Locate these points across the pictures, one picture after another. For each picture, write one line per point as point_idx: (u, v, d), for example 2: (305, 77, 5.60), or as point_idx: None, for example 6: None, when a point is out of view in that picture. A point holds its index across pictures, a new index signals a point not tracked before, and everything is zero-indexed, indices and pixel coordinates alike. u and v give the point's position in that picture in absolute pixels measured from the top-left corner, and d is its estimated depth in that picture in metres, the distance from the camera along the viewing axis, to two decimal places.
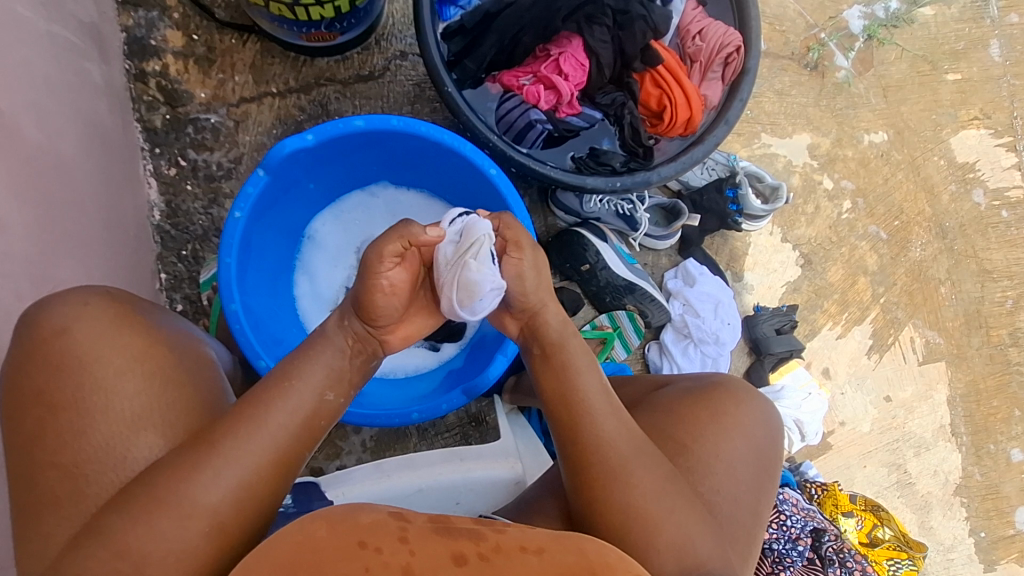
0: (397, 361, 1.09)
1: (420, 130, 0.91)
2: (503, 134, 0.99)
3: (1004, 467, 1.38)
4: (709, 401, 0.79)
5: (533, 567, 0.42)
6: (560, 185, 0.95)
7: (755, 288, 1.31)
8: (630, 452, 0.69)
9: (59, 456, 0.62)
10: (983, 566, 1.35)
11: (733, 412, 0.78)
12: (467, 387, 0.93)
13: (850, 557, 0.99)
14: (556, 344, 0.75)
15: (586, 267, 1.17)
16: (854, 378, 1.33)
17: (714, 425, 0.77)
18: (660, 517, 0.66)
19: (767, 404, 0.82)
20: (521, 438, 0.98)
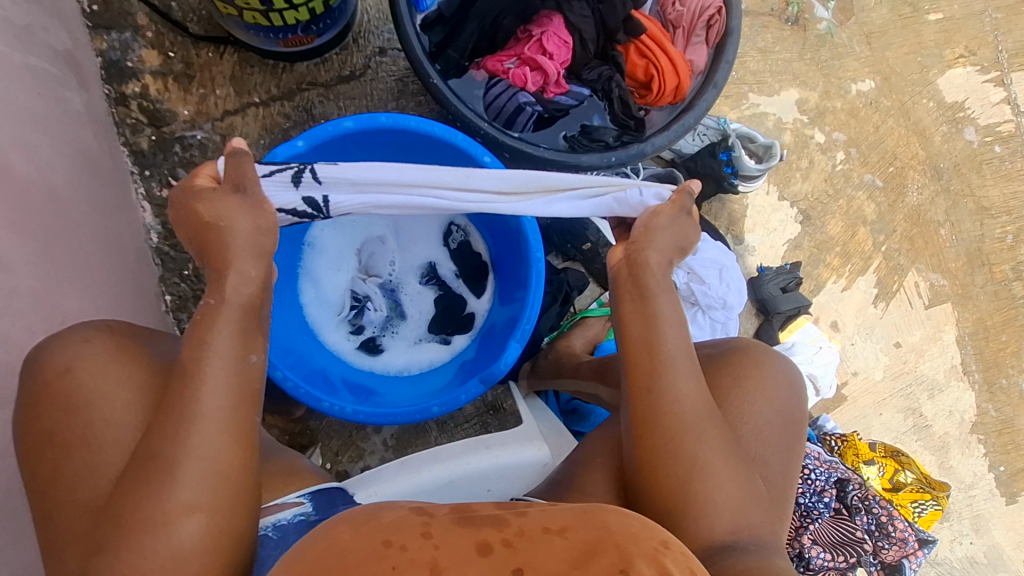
0: (410, 357, 1.09)
1: (406, 124, 0.91)
2: (493, 120, 0.99)
3: (1018, 401, 1.39)
4: (731, 365, 0.79)
5: (559, 547, 0.43)
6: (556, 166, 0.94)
7: (757, 249, 1.31)
8: (703, 411, 0.69)
9: (78, 493, 0.63)
10: (1005, 499, 1.37)
11: (756, 374, 0.79)
12: (482, 375, 0.93)
13: (875, 503, 0.99)
14: (642, 290, 0.73)
15: (589, 246, 1.16)
16: (863, 328, 1.34)
17: (738, 388, 0.78)
18: (719, 487, 0.67)
19: (786, 362, 0.83)
20: (543, 420, 0.98)
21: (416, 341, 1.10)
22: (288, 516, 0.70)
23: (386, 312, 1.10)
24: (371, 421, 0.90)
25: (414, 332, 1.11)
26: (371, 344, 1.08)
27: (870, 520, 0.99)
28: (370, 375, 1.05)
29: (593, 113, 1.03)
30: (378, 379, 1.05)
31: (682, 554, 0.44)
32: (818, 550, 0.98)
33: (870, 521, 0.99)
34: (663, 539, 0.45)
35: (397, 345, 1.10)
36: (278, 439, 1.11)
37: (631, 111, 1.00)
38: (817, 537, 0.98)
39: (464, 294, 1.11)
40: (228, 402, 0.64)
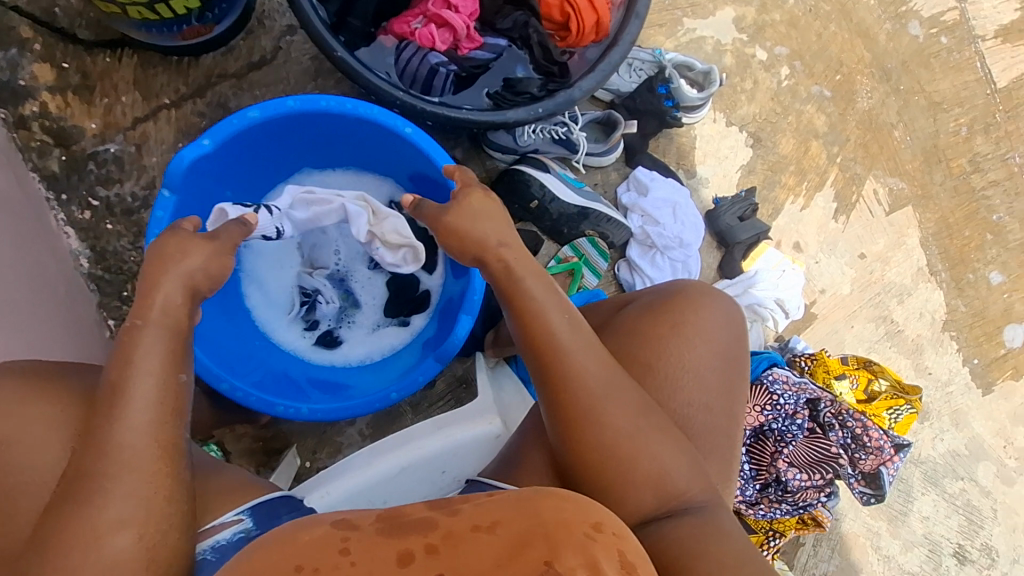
0: (371, 345, 1.07)
1: (310, 108, 0.85)
2: (409, 88, 0.93)
3: (986, 293, 1.40)
4: (668, 313, 0.78)
5: (487, 544, 0.42)
6: (482, 126, 0.89)
7: (710, 181, 1.27)
8: (602, 388, 0.68)
9: (12, 541, 0.61)
10: (981, 390, 1.39)
11: (693, 319, 0.77)
12: (437, 354, 0.90)
13: (849, 416, 1.01)
14: (515, 282, 0.73)
15: (535, 204, 1.12)
16: (826, 245, 1.33)
17: (676, 336, 0.76)
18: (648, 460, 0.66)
19: (724, 298, 0.81)
20: (499, 392, 0.97)
21: (374, 328, 1.08)
22: (227, 536, 0.65)
23: (338, 303, 1.07)
24: (331, 419, 0.87)
25: (370, 319, 1.08)
26: (328, 339, 1.05)
27: (847, 434, 1.02)
28: (332, 371, 1.03)
29: (516, 64, 0.98)
30: (339, 373, 1.03)
31: (614, 536, 0.44)
32: (795, 472, 0.98)
33: (846, 436, 1.01)
34: (596, 522, 0.43)
35: (356, 334, 1.07)
36: (252, 446, 1.12)
37: (554, 56, 0.96)
38: (793, 459, 0.99)
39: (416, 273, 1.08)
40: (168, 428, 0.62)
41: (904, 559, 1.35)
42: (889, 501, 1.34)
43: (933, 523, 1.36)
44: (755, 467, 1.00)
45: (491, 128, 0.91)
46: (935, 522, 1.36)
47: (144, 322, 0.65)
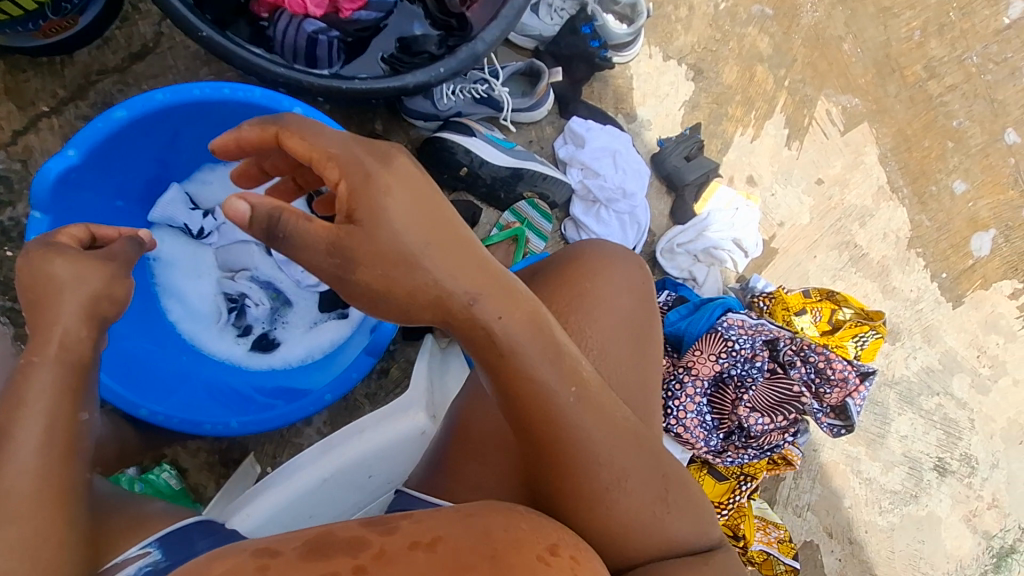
0: (310, 343, 1.01)
1: (182, 99, 0.78)
2: (293, 62, 0.85)
3: (951, 203, 1.35)
4: (566, 285, 0.71)
5: (425, 560, 0.51)
6: (379, 95, 0.81)
7: (652, 122, 1.20)
8: (612, 461, 0.60)
9: None
10: (952, 304, 1.36)
11: (592, 287, 0.71)
12: (368, 346, 0.85)
13: (811, 351, 0.98)
14: (499, 353, 0.58)
15: (465, 171, 1.04)
16: (780, 175, 1.27)
17: (578, 310, 0.70)
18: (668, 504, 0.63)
19: (618, 252, 0.75)
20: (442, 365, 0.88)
21: (311, 325, 1.02)
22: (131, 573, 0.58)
23: (269, 304, 1.01)
24: (263, 431, 0.81)
25: (306, 316, 1.02)
26: (263, 343, 1.00)
27: (810, 370, 0.99)
28: (271, 375, 0.98)
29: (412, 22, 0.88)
30: (279, 377, 0.97)
31: (566, 557, 0.53)
32: (757, 416, 0.95)
33: (809, 371, 0.98)
34: (546, 545, 0.54)
35: (294, 334, 1.02)
36: (209, 459, 1.08)
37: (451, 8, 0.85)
38: (755, 404, 0.95)
39: None
40: (69, 465, 0.55)
41: (886, 481, 1.34)
42: (866, 426, 1.33)
43: (912, 442, 1.35)
44: (717, 416, 0.97)
45: (390, 96, 0.83)
46: (913, 440, 1.35)
47: (28, 353, 0.57)
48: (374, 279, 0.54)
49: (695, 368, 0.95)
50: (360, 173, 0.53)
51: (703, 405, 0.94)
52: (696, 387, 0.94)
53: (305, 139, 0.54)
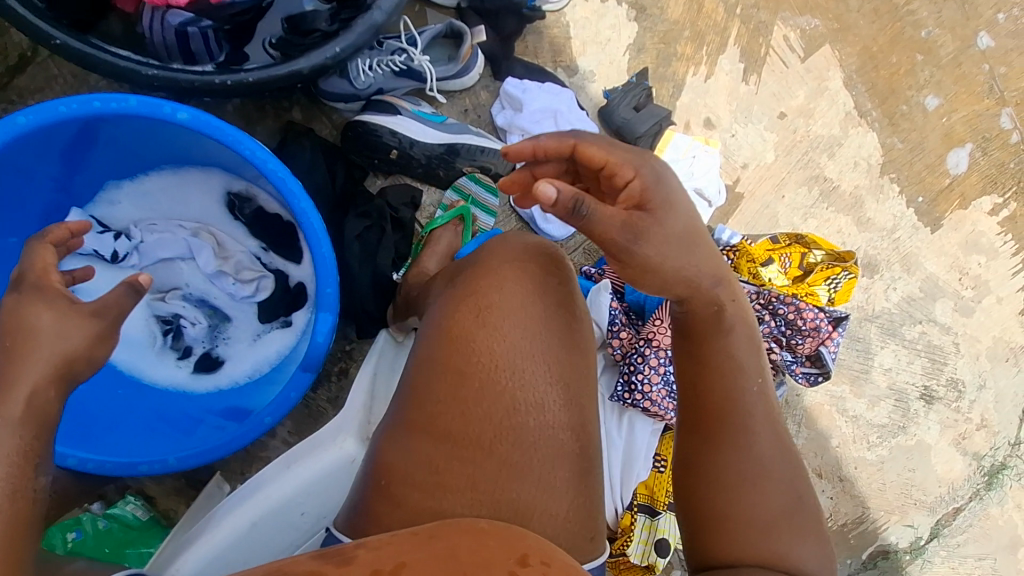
0: (257, 357, 0.95)
1: (39, 123, 0.68)
2: (168, 62, 0.74)
3: (924, 121, 1.27)
4: (471, 299, 0.63)
5: None
6: (273, 85, 0.72)
7: (595, 73, 1.10)
8: (770, 461, 0.64)
9: None
10: (930, 228, 1.30)
11: (500, 300, 0.63)
12: (302, 362, 0.78)
13: (779, 303, 0.96)
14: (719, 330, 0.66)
15: (395, 154, 0.96)
16: (740, 113, 1.18)
17: (486, 329, 0.61)
18: (801, 527, 0.62)
19: (524, 257, 0.66)
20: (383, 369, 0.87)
21: (256, 337, 0.96)
22: None
23: (207, 321, 0.95)
24: (206, 462, 0.77)
25: (248, 330, 0.96)
26: (207, 363, 0.95)
27: (780, 322, 0.98)
28: (219, 397, 0.93)
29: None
30: (229, 396, 0.92)
31: (539, 566, 0.48)
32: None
33: (779, 324, 0.97)
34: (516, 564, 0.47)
35: (239, 350, 0.96)
36: (175, 485, 1.03)
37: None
38: None
39: (282, 264, 0.95)
40: None
41: (872, 416, 1.32)
42: (849, 363, 1.30)
43: (897, 374, 1.32)
44: None
45: (286, 84, 0.74)
46: (898, 372, 1.32)
47: None
48: (652, 255, 0.59)
49: (657, 339, 0.88)
50: (668, 177, 0.59)
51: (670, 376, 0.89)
52: (660, 358, 0.89)
53: (604, 146, 0.59)
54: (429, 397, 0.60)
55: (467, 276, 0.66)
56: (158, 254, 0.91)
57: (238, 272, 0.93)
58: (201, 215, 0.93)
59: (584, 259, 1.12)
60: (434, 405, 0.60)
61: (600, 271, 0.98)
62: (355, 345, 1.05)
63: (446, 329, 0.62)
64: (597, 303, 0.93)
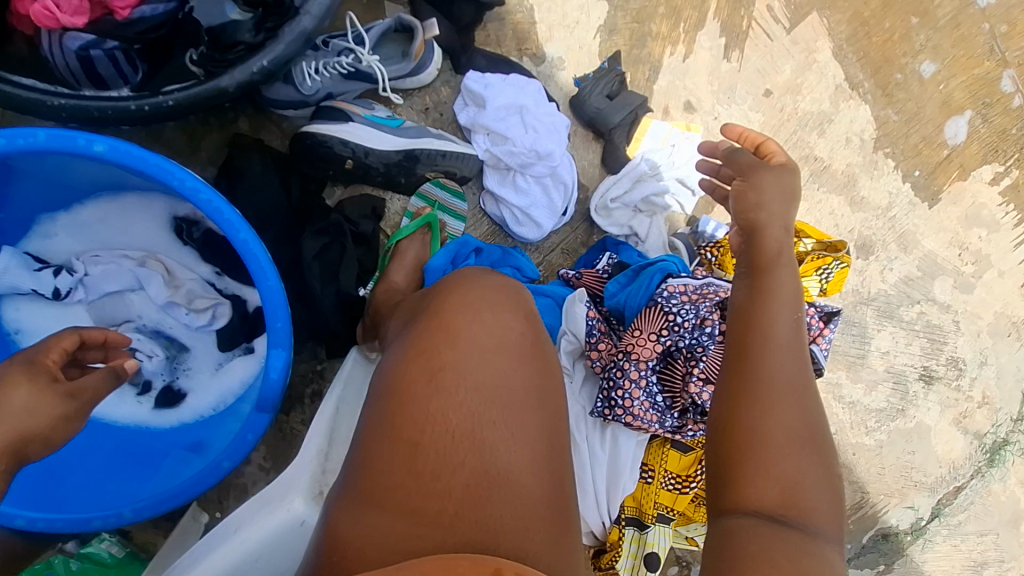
0: (220, 388, 0.90)
1: None
2: (78, 88, 0.69)
3: (920, 89, 1.19)
4: (421, 359, 0.58)
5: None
6: (199, 106, 0.66)
7: (564, 60, 1.02)
8: (787, 389, 0.62)
9: None
10: (928, 204, 1.23)
11: (453, 358, 0.58)
12: (257, 402, 0.73)
13: None
14: (772, 261, 0.70)
15: (351, 164, 0.89)
16: (722, 94, 1.11)
17: (439, 390, 0.57)
18: (820, 467, 0.60)
19: (476, 309, 0.62)
20: (347, 402, 0.79)
21: (218, 367, 0.91)
22: None
23: (163, 353, 0.90)
24: (163, 512, 0.74)
25: (209, 359, 0.91)
26: (167, 397, 0.90)
27: None
28: (183, 432, 0.88)
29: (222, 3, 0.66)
30: (193, 431, 0.88)
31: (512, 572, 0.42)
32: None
33: None
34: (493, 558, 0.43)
35: (201, 380, 0.91)
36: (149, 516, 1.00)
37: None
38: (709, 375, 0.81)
39: (238, 289, 0.89)
40: None
41: (870, 401, 1.28)
42: (844, 349, 1.26)
43: (895, 356, 1.28)
44: (668, 395, 0.86)
45: (213, 103, 0.67)
46: (896, 354, 1.28)
47: None
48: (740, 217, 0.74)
49: (635, 349, 0.84)
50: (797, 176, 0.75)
51: (652, 387, 0.84)
52: (639, 370, 0.83)
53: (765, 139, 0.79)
54: (383, 470, 0.54)
55: (416, 333, 0.62)
56: (103, 288, 0.85)
57: (191, 301, 0.87)
58: (146, 243, 0.87)
59: (562, 259, 1.06)
60: (388, 479, 0.54)
61: (578, 276, 0.95)
62: (326, 364, 1.01)
63: (397, 393, 0.57)
64: (574, 311, 0.89)
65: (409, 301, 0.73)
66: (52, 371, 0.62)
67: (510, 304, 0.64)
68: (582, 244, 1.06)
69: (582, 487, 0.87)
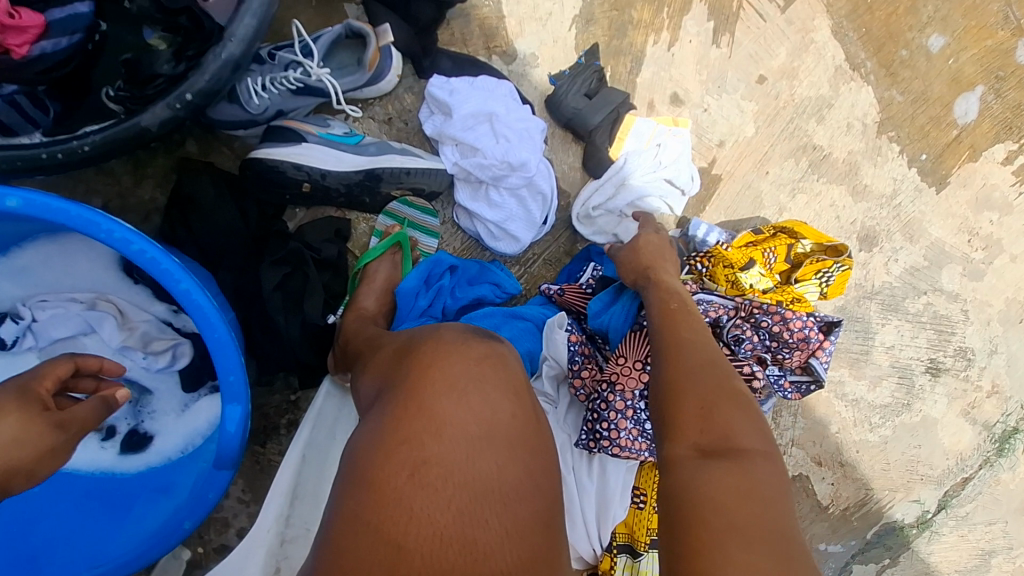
0: (187, 431, 0.85)
1: None
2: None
3: (928, 66, 1.11)
4: (403, 444, 0.51)
5: None
6: (116, 145, 0.62)
7: (537, 56, 0.95)
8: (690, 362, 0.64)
9: None
10: (936, 189, 1.15)
11: (440, 447, 0.52)
12: (215, 459, 0.69)
13: (762, 315, 0.86)
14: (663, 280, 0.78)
15: (308, 187, 0.82)
16: (711, 83, 1.03)
17: (425, 486, 0.49)
18: (736, 407, 0.59)
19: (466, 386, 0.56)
20: (314, 448, 0.75)
21: (183, 408, 0.86)
22: None
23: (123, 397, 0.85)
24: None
25: (174, 401, 0.86)
26: (132, 442, 0.85)
27: (765, 335, 0.87)
28: (147, 479, 0.82)
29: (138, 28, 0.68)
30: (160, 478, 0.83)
31: None
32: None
33: (765, 337, 0.87)
34: None
35: (167, 422, 0.86)
36: None
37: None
38: None
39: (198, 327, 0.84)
40: None
41: (874, 397, 1.23)
42: (847, 345, 1.20)
43: (900, 350, 1.22)
44: None
45: (132, 142, 0.63)
46: (902, 347, 1.22)
47: None
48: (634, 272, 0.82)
49: (620, 378, 0.79)
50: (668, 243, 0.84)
51: (638, 416, 0.80)
52: (626, 399, 0.79)
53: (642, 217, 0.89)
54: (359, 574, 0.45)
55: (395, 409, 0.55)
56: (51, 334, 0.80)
57: (147, 343, 0.82)
58: (95, 283, 0.81)
59: (545, 271, 0.99)
60: None
61: (560, 291, 0.89)
62: (300, 395, 0.96)
63: (375, 486, 0.49)
64: (558, 336, 0.84)
65: (380, 357, 0.65)
66: (43, 399, 0.59)
67: (502, 379, 0.58)
68: (566, 253, 1.00)
69: (573, 517, 0.83)
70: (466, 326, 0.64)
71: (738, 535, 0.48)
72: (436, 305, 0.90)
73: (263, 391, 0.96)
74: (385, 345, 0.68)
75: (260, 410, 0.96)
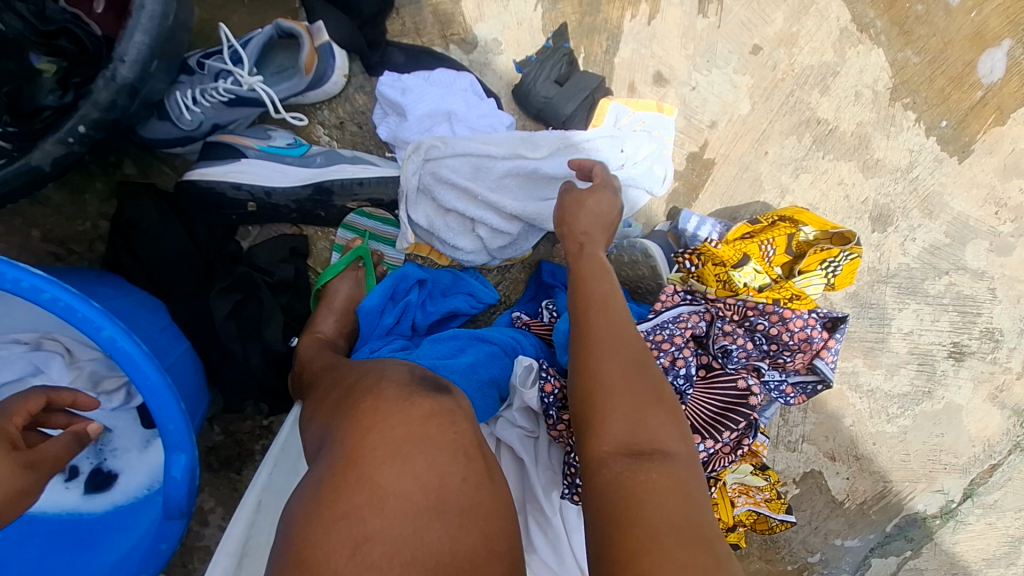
0: (149, 468, 0.79)
1: None
2: None
3: (946, 21, 0.99)
4: (339, 516, 0.46)
5: None
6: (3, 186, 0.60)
7: (501, 43, 0.86)
8: (620, 360, 0.56)
9: None
10: (958, 158, 1.04)
11: (380, 522, 0.46)
12: (164, 510, 0.65)
13: (758, 316, 0.79)
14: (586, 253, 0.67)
15: (253, 207, 0.78)
16: (700, 58, 0.93)
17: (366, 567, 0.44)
18: (663, 415, 0.53)
19: (409, 447, 0.50)
20: (272, 492, 0.70)
21: (146, 443, 0.80)
22: None
23: None
24: None
25: (135, 436, 0.80)
26: (92, 481, 0.78)
27: (761, 339, 0.80)
28: (111, 521, 0.75)
29: (22, 52, 0.62)
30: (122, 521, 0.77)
31: None
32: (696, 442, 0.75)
33: (760, 338, 0.80)
34: None
35: (131, 460, 0.80)
36: None
37: (50, 13, 0.62)
38: (693, 421, 0.76)
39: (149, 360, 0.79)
40: None
41: (891, 386, 1.11)
42: (862, 334, 1.09)
43: (920, 336, 1.10)
44: None
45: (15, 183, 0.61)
46: (921, 333, 1.10)
47: None
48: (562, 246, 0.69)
49: None
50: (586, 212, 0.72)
51: None
52: None
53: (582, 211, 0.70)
54: None
55: (327, 480, 0.48)
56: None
57: (98, 382, 0.78)
58: (37, 322, 0.76)
59: (524, 274, 0.92)
60: None
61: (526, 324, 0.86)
62: (271, 419, 0.89)
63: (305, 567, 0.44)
64: (518, 394, 0.78)
65: (325, 404, 0.59)
66: (13, 437, 0.53)
67: (454, 436, 0.52)
68: (545, 254, 0.92)
69: (561, 554, 0.75)
70: (412, 375, 0.57)
71: (668, 543, 0.44)
72: (404, 322, 0.83)
73: (233, 417, 0.89)
74: (333, 385, 0.61)
75: (232, 436, 0.89)
